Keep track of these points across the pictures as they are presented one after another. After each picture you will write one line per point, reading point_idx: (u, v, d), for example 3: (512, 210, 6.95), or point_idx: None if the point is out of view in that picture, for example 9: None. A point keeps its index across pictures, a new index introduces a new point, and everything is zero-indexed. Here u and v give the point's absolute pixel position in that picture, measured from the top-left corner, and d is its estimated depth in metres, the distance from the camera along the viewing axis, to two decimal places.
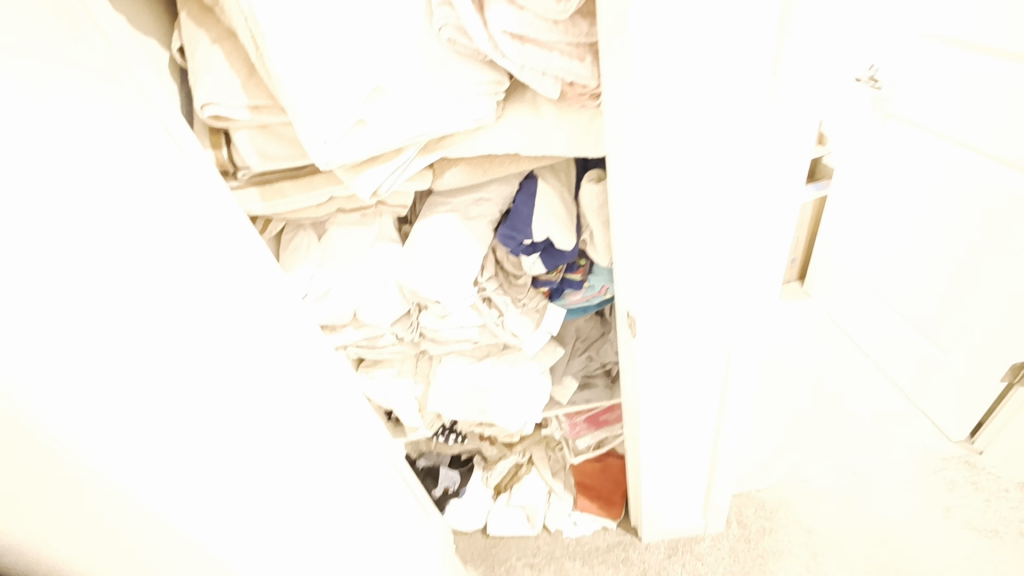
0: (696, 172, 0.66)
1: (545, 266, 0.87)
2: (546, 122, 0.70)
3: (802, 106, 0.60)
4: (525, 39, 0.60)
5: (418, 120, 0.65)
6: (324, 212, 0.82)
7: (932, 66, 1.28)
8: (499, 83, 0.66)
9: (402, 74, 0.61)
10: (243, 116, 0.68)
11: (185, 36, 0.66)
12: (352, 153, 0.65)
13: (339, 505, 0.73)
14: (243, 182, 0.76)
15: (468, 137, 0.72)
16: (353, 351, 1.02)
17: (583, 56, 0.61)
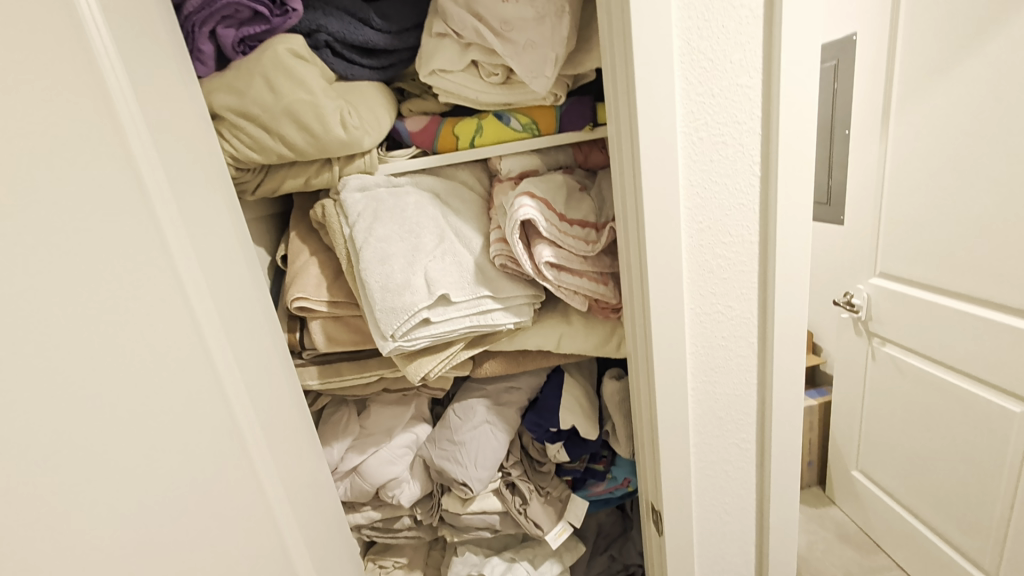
0: (711, 380, 0.74)
1: (570, 456, 0.92)
2: (574, 327, 0.84)
3: (791, 325, 0.72)
4: (562, 268, 0.76)
5: (471, 320, 0.77)
6: (370, 390, 0.89)
7: (895, 297, 1.40)
8: (538, 297, 0.81)
9: (462, 287, 0.76)
10: (319, 306, 0.79)
11: (290, 246, 0.83)
12: (412, 345, 0.75)
13: None
14: (304, 360, 0.84)
15: (508, 335, 0.84)
16: (367, 535, 0.99)
17: (607, 282, 0.79)
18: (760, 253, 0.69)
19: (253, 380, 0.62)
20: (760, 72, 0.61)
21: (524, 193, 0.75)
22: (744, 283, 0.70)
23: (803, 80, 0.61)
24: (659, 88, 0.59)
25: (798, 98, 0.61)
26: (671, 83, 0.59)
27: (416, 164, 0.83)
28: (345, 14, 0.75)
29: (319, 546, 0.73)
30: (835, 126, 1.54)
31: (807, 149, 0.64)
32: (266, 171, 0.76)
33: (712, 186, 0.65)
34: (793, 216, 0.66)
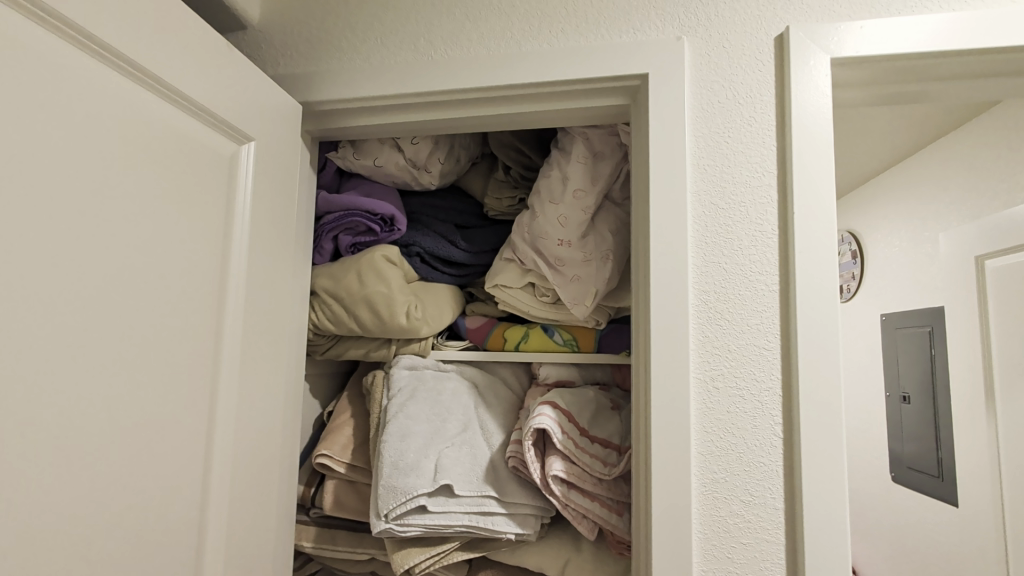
0: None
1: None
2: (580, 556, 0.77)
3: None
4: (572, 486, 0.74)
5: (468, 519, 0.75)
6: (358, 570, 0.85)
7: None
8: (546, 511, 0.77)
9: (467, 481, 0.76)
10: (338, 466, 0.84)
11: (338, 405, 0.93)
12: (403, 530, 0.74)
13: None
14: (308, 519, 0.86)
15: (509, 547, 0.79)
16: None
17: (620, 512, 0.74)
18: (787, 525, 0.61)
19: (236, 516, 0.66)
20: (778, 336, 0.64)
21: (547, 402, 0.79)
22: (767, 557, 0.61)
23: (824, 351, 0.61)
24: (668, 331, 0.64)
25: (818, 368, 0.61)
26: (681, 332, 0.64)
27: (465, 355, 0.92)
28: (438, 237, 0.96)
29: None
30: (937, 395, 1.39)
31: (833, 421, 0.60)
32: (337, 338, 0.89)
33: (727, 437, 0.63)
34: (823, 492, 0.59)
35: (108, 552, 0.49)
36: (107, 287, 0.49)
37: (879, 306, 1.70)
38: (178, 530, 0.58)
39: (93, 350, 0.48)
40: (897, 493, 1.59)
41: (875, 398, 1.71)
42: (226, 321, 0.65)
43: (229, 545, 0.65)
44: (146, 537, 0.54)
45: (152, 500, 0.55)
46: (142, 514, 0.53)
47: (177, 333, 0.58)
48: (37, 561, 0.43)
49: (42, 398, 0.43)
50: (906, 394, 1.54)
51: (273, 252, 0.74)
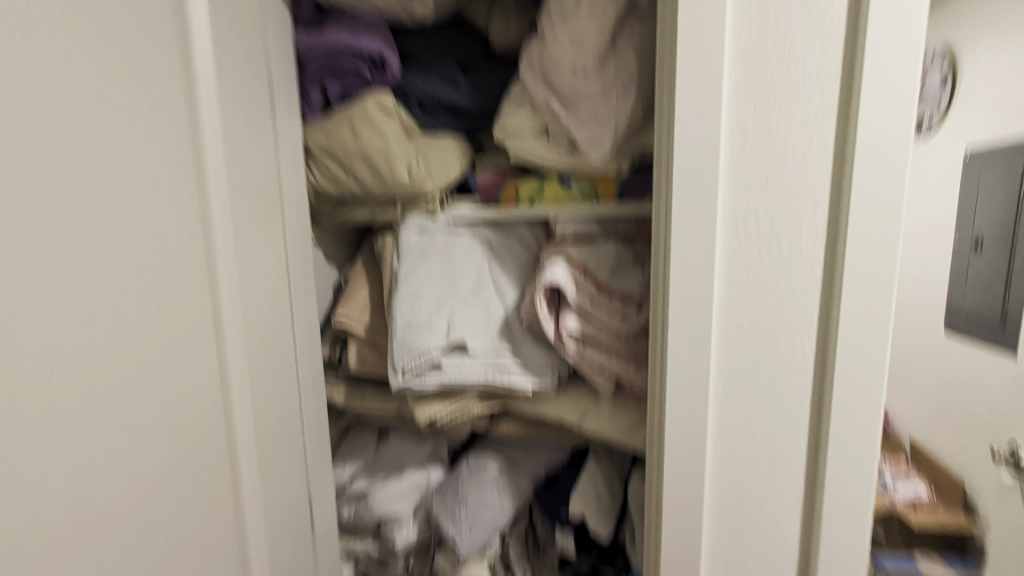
0: (740, 506, 0.61)
1: (577, 549, 0.83)
2: (597, 407, 0.77)
3: (850, 457, 0.58)
4: (586, 341, 0.72)
5: (482, 375, 0.75)
6: (388, 420, 0.91)
7: None
8: (563, 367, 0.76)
9: (480, 339, 0.76)
10: (357, 329, 0.85)
11: (354, 271, 0.92)
12: (420, 385, 0.76)
13: None
14: (338, 378, 0.90)
15: (528, 399, 0.80)
16: (362, 567, 0.99)
17: (640, 366, 0.71)
18: (816, 371, 0.58)
19: (260, 370, 0.67)
20: (830, 171, 0.54)
21: (560, 258, 0.73)
22: (792, 402, 0.59)
23: (882, 189, 0.53)
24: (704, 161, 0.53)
25: (874, 207, 0.53)
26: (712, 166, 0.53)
27: (476, 214, 0.86)
28: (439, 78, 0.84)
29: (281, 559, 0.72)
30: (1016, 240, 1.23)
31: (885, 266, 0.54)
32: (341, 202, 0.86)
33: (759, 283, 0.56)
34: (860, 336, 0.56)
35: (140, 421, 0.48)
36: (72, 129, 0.41)
37: (964, 139, 1.45)
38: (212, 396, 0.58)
39: (87, 192, 0.42)
40: (949, 345, 1.52)
41: (938, 246, 1.55)
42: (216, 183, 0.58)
43: (261, 406, 0.67)
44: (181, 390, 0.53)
45: (178, 366, 0.53)
46: (174, 377, 0.52)
47: (173, 198, 0.52)
48: (74, 415, 0.41)
49: (41, 243, 0.39)
50: (978, 238, 1.37)
51: (252, 93, 0.65)
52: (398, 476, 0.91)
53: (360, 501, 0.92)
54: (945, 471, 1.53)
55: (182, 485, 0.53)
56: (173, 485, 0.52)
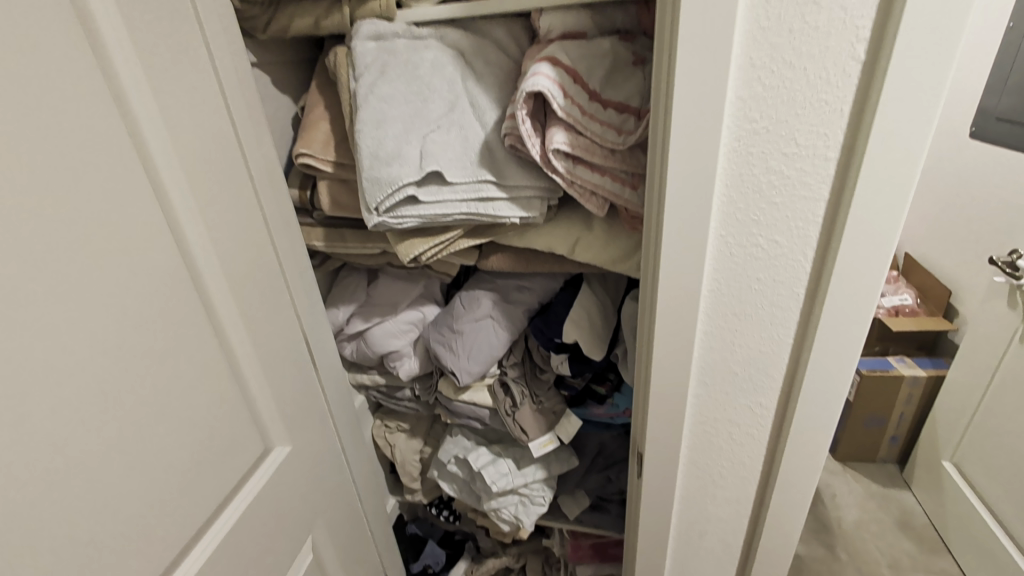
0: (729, 335, 0.58)
1: (572, 371, 0.86)
2: (590, 235, 0.72)
3: (865, 286, 0.51)
4: (578, 160, 0.63)
5: (464, 207, 0.69)
6: (375, 262, 0.88)
7: None
8: (551, 193, 0.69)
9: (459, 167, 0.67)
10: (323, 166, 0.77)
11: (309, 98, 0.79)
12: (399, 223, 0.70)
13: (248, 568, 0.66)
14: (315, 221, 0.84)
15: (516, 231, 0.75)
16: (373, 395, 1.06)
17: (636, 186, 0.64)
18: (836, 178, 0.47)
19: (217, 214, 0.59)
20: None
21: (544, 59, 0.61)
22: (801, 217, 0.50)
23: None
24: None
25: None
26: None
27: (442, 13, 0.71)
28: None
29: (287, 396, 0.73)
30: None
31: (956, 21, 0.39)
32: (275, 6, 0.70)
33: (779, 70, 0.44)
34: (903, 129, 0.43)
35: (51, 266, 0.43)
36: None
37: None
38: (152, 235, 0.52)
39: None
40: (969, 150, 1.41)
41: (988, 32, 1.33)
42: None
43: (221, 245, 0.60)
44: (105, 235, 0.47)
45: (92, 209, 0.46)
46: (90, 222, 0.46)
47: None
48: None
49: None
50: None
51: None
52: (394, 317, 0.92)
53: (360, 340, 0.95)
54: (935, 278, 1.56)
55: (141, 332, 0.51)
56: (128, 332, 0.50)
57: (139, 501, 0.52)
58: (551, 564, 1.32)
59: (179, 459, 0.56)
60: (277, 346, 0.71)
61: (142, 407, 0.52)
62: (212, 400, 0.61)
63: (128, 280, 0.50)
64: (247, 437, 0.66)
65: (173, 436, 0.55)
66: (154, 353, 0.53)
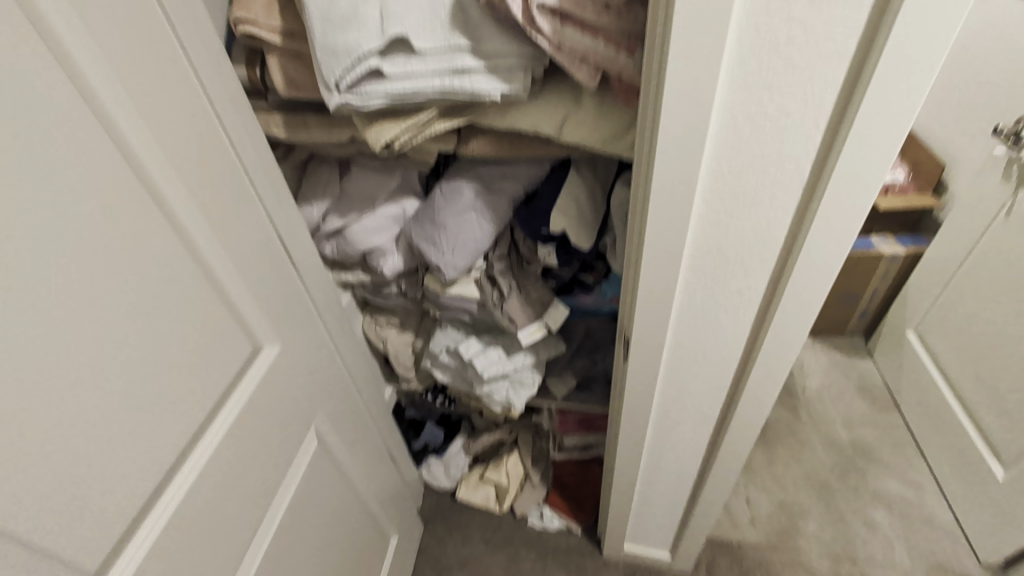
0: (723, 216, 0.55)
1: (559, 262, 0.84)
2: (578, 111, 0.65)
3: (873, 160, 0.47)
4: (565, 18, 0.55)
5: (438, 84, 0.60)
6: (344, 152, 0.80)
7: None
8: (537, 62, 0.60)
9: (428, 31, 0.58)
10: (269, 37, 0.66)
11: None
12: (364, 103, 0.62)
13: (248, 465, 0.68)
14: (271, 106, 0.75)
15: (497, 110, 0.67)
16: (359, 293, 1.04)
17: (633, 50, 0.55)
18: (868, 28, 0.41)
19: (158, 98, 0.51)
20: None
21: None
22: (820, 79, 0.44)
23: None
24: None
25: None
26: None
27: None
28: None
29: (270, 297, 0.71)
30: None
31: None
32: None
33: None
34: None
35: None
36: None
37: None
38: (75, 120, 0.44)
39: None
40: (996, 4, 1.28)
41: None
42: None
43: (164, 133, 0.52)
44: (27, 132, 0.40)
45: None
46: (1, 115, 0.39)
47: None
48: None
49: None
50: None
51: None
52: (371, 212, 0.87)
53: (338, 238, 0.90)
54: (929, 153, 1.51)
55: (93, 241, 0.46)
56: (77, 243, 0.45)
57: (130, 411, 0.51)
58: (540, 436, 1.44)
59: (165, 366, 0.55)
60: (252, 248, 0.66)
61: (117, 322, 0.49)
62: (192, 309, 0.58)
63: (65, 183, 0.43)
64: (233, 339, 0.65)
65: (151, 342, 0.53)
66: (115, 263, 0.48)
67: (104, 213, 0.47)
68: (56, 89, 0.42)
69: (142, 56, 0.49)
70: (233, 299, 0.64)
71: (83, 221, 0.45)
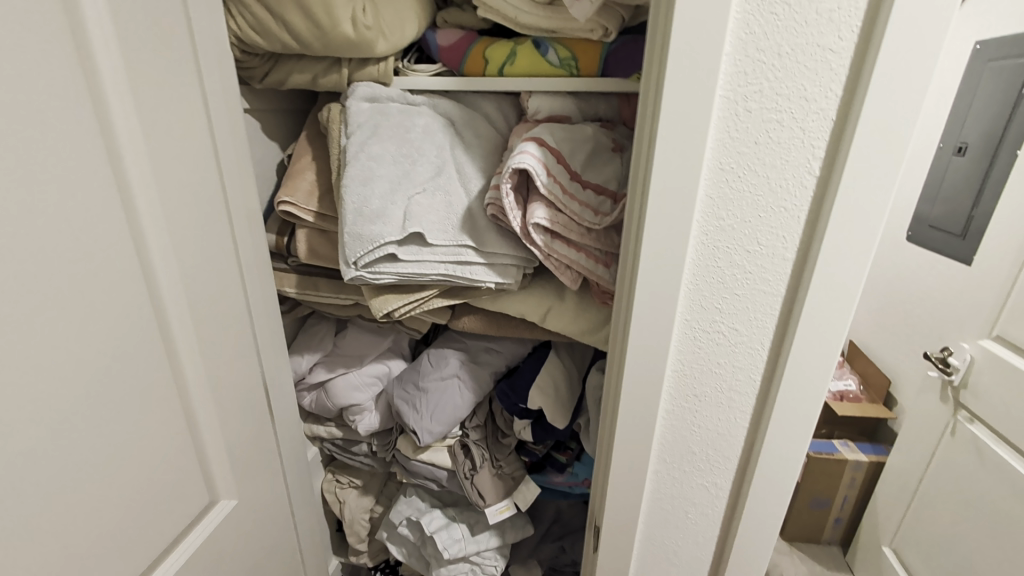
0: (688, 415, 0.59)
1: (533, 437, 0.86)
2: (561, 305, 0.74)
3: (812, 381, 0.54)
4: (556, 235, 0.66)
5: (442, 268, 0.70)
6: (345, 312, 0.87)
7: (998, 369, 1.07)
8: (528, 262, 0.71)
9: (441, 230, 0.69)
10: (305, 216, 0.77)
11: (297, 147, 0.81)
12: (376, 278, 0.70)
13: None
14: (289, 268, 0.84)
15: (491, 296, 0.76)
16: (327, 448, 1.02)
17: (608, 263, 0.67)
18: (792, 276, 0.51)
19: (193, 255, 0.59)
20: (861, 23, 0.42)
21: (531, 139, 0.64)
22: (761, 309, 0.53)
23: (919, 45, 0.41)
24: (701, 30, 0.44)
25: (903, 69, 0.42)
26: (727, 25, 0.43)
27: (437, 84, 0.76)
28: None
29: (239, 445, 0.70)
30: (1002, 148, 1.20)
31: (896, 150, 0.44)
32: (275, 61, 0.72)
33: (744, 178, 0.48)
34: (851, 238, 0.48)
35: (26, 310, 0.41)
36: None
37: (976, 30, 1.33)
38: (122, 267, 0.50)
39: None
40: (907, 251, 1.55)
41: (921, 149, 1.50)
42: (89, 13, 0.44)
43: (192, 284, 0.59)
44: (80, 280, 0.46)
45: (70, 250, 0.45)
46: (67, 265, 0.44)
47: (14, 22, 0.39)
48: None
49: None
50: (963, 144, 1.33)
51: None
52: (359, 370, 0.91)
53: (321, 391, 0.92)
54: (875, 366, 1.66)
55: (97, 378, 0.48)
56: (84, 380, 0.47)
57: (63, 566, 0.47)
58: None
59: (114, 515, 0.52)
60: (235, 393, 0.68)
61: (88, 462, 0.48)
62: (160, 452, 0.57)
63: (94, 324, 0.48)
64: (190, 488, 0.62)
65: (113, 486, 0.51)
66: (109, 401, 0.50)
67: (114, 349, 0.50)
68: (115, 246, 0.49)
69: (190, 221, 0.58)
70: (201, 444, 0.63)
71: (96, 360, 0.48)
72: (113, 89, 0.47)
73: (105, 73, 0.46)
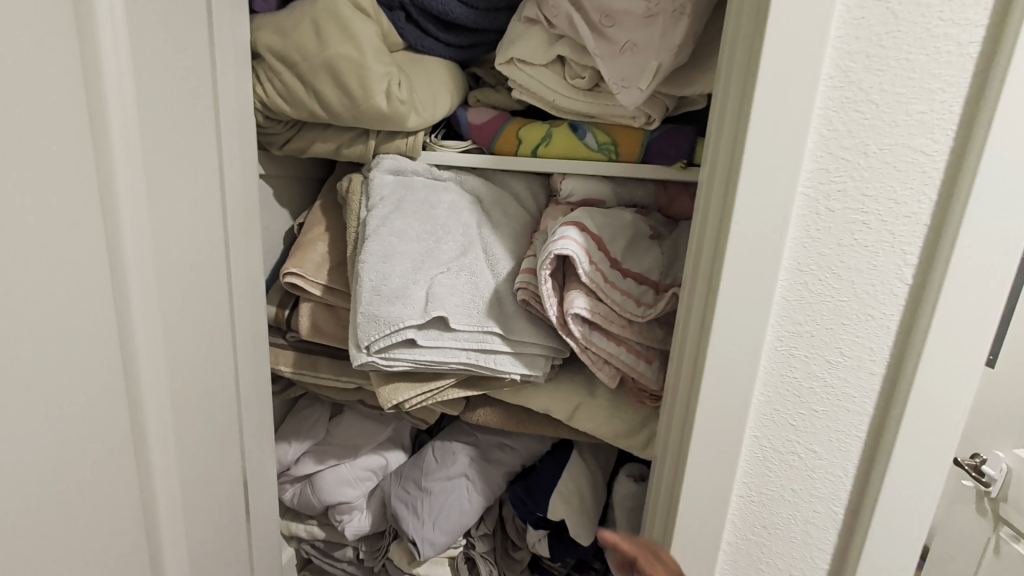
0: (754, 552, 0.50)
1: (550, 553, 0.75)
2: (592, 402, 0.66)
3: (905, 519, 0.46)
4: (595, 326, 0.60)
5: (463, 356, 0.62)
6: (343, 396, 0.78)
7: None
8: (558, 352, 0.64)
9: (464, 313, 0.62)
10: (312, 289, 0.70)
11: (310, 215, 0.76)
12: (389, 365, 0.62)
13: None
14: (288, 342, 0.75)
15: (512, 388, 0.68)
16: (306, 551, 0.88)
17: (650, 359, 0.61)
18: (881, 394, 0.45)
19: (182, 333, 0.51)
20: (956, 126, 0.39)
21: (571, 224, 0.59)
22: (845, 428, 0.46)
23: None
24: (779, 127, 0.40)
25: (1008, 178, 0.39)
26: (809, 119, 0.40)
27: (466, 160, 0.72)
28: None
29: (204, 555, 0.59)
30: None
31: (1001, 261, 0.40)
32: (298, 129, 0.68)
33: (827, 280, 0.44)
34: (951, 354, 0.42)
35: None
36: None
37: None
38: (93, 348, 0.42)
39: None
40: None
41: None
42: (101, 66, 0.40)
43: (178, 368, 0.51)
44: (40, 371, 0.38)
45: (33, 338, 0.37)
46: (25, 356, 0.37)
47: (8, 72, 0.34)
48: None
49: None
50: None
51: None
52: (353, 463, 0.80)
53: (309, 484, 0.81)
54: None
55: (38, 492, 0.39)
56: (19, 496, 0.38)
57: None
58: None
59: None
60: (208, 490, 0.58)
61: None
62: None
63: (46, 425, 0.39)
64: None
65: None
66: (45, 520, 0.40)
67: (65, 449, 0.41)
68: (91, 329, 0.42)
69: (185, 294, 0.50)
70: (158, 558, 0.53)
71: (38, 470, 0.39)
72: (119, 148, 0.42)
73: (110, 131, 0.41)
